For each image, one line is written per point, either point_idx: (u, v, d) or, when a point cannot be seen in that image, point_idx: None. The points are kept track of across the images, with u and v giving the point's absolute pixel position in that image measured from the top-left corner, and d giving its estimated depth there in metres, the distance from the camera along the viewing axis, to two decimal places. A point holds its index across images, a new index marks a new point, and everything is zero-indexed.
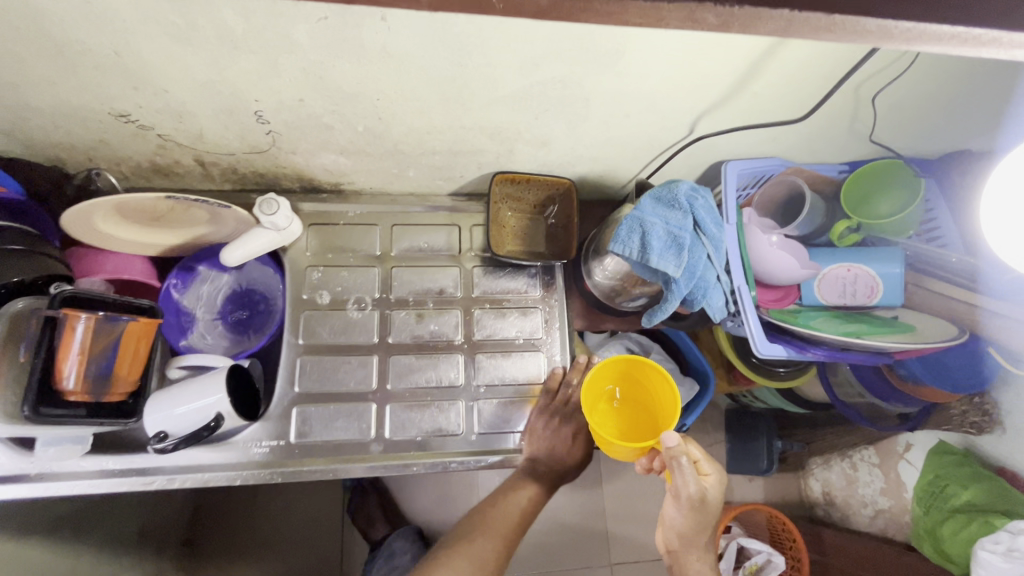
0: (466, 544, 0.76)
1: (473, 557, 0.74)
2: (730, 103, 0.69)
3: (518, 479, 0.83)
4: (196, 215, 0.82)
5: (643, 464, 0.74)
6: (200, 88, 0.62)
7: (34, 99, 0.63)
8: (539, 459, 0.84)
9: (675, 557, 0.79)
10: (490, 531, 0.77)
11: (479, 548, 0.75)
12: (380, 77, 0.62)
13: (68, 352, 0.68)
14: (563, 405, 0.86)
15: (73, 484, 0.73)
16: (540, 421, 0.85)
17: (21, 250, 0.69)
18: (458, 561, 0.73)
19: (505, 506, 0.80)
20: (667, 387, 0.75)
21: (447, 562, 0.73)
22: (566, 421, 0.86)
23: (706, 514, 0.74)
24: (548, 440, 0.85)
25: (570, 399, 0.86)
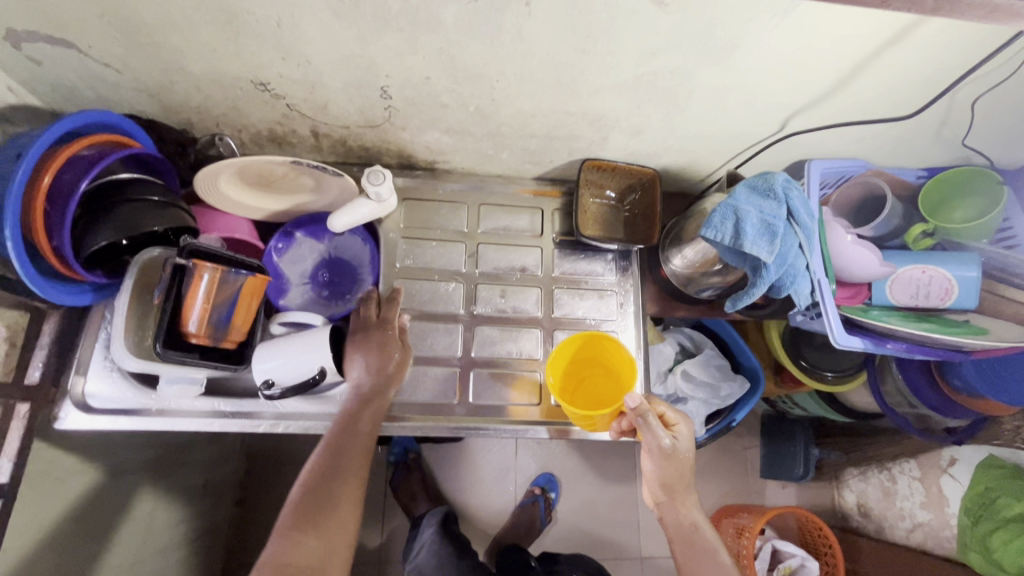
0: (319, 506, 0.73)
1: (329, 513, 0.73)
2: (826, 101, 0.73)
3: (352, 413, 0.79)
4: (304, 182, 0.88)
5: (615, 428, 0.79)
6: (340, 61, 0.68)
7: (190, 65, 0.70)
8: (374, 387, 0.81)
9: (665, 509, 0.81)
10: (341, 478, 0.75)
11: (335, 506, 0.73)
12: (505, 60, 0.67)
13: (195, 298, 0.75)
14: (370, 327, 0.84)
15: (187, 421, 0.80)
16: (356, 350, 0.82)
17: (159, 201, 0.75)
18: (321, 526, 0.71)
19: (348, 449, 0.77)
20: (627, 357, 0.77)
21: (308, 536, 0.70)
22: (376, 338, 0.83)
23: (680, 464, 0.79)
24: (372, 364, 0.81)
25: (381, 321, 0.85)
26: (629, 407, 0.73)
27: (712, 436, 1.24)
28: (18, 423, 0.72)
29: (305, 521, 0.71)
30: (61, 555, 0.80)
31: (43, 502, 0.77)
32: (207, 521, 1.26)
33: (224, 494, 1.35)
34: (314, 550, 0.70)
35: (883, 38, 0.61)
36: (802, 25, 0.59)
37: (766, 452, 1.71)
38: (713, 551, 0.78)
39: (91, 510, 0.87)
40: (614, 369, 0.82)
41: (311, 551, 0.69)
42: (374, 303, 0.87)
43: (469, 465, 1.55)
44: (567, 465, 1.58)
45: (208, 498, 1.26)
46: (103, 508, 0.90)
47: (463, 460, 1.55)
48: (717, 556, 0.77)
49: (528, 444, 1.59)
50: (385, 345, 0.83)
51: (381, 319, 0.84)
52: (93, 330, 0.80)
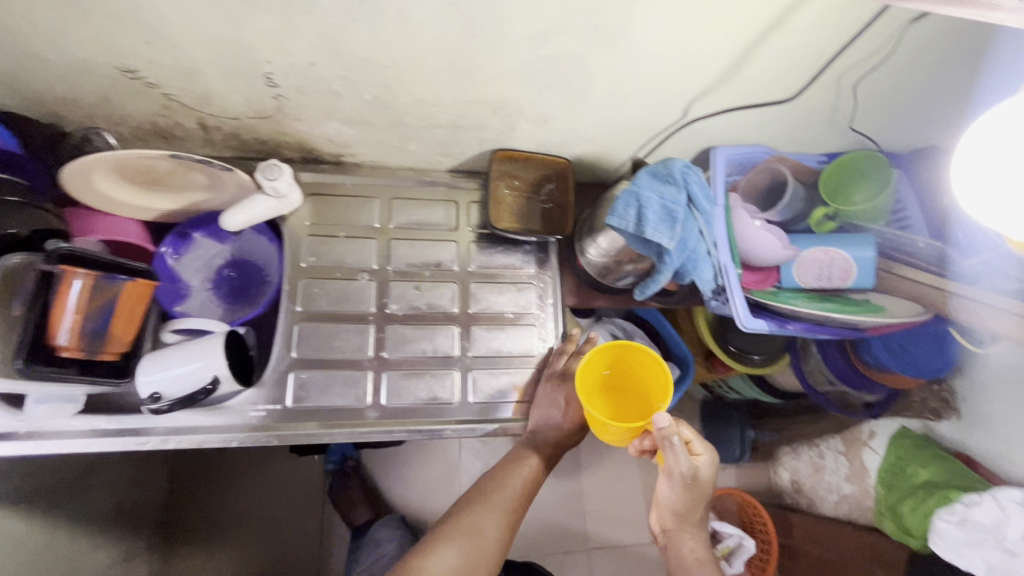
0: (465, 523, 0.78)
1: (475, 533, 0.77)
2: (722, 86, 0.74)
3: (519, 453, 0.85)
4: (195, 180, 0.82)
5: (636, 447, 0.75)
6: (213, 45, 0.63)
7: (41, 49, 0.63)
8: (539, 431, 0.85)
9: (671, 536, 0.84)
10: (493, 506, 0.80)
11: (479, 527, 0.78)
12: (393, 44, 0.64)
13: (62, 310, 0.68)
14: (564, 372, 0.86)
15: (65, 443, 0.73)
16: (545, 394, 0.85)
17: (15, 200, 0.67)
18: (460, 540, 0.76)
19: (505, 482, 0.83)
20: (660, 373, 0.75)
21: (445, 547, 0.76)
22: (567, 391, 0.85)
23: (697, 493, 0.78)
24: (546, 411, 0.85)
25: (570, 368, 0.86)
26: (656, 427, 0.69)
27: None
28: None
29: (450, 533, 0.77)
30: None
31: None
32: (122, 550, 1.17)
33: (143, 519, 1.26)
34: (453, 560, 0.75)
35: (765, 21, 0.62)
36: (686, 9, 0.59)
37: (705, 437, 1.75)
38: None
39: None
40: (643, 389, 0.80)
41: (447, 560, 0.75)
42: (571, 351, 0.88)
43: (410, 469, 1.51)
44: None
45: (122, 525, 1.17)
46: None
47: (403, 464, 1.51)
48: None
49: (471, 444, 1.56)
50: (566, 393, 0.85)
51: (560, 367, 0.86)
52: None
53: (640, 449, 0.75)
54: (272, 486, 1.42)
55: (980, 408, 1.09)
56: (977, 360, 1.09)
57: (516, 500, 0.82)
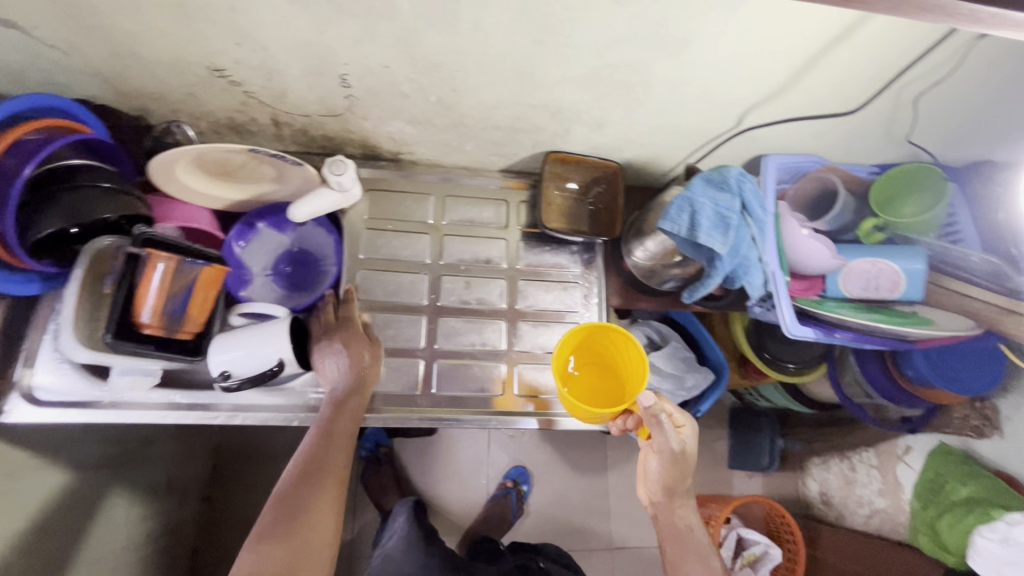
0: (295, 508, 0.68)
1: (315, 517, 0.68)
2: (779, 96, 0.75)
3: (330, 416, 0.77)
4: (265, 172, 0.87)
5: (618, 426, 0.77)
6: (297, 48, 0.67)
7: (140, 48, 0.68)
8: (344, 390, 0.79)
9: (660, 510, 0.83)
10: (325, 479, 0.72)
11: (317, 505, 0.69)
12: (464, 50, 0.67)
13: (148, 287, 0.73)
14: (337, 326, 0.84)
15: (142, 414, 0.78)
16: (326, 351, 0.81)
17: (110, 187, 0.72)
18: (301, 528, 0.67)
19: (330, 453, 0.74)
20: (634, 351, 0.76)
21: (283, 541, 0.65)
22: (342, 337, 0.82)
23: (685, 466, 0.80)
24: (335, 367, 0.81)
25: (348, 319, 0.85)
26: (643, 407, 0.71)
27: None
28: None
29: (272, 524, 0.66)
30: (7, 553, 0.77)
31: None
32: (173, 519, 1.23)
33: (190, 491, 1.32)
34: (286, 555, 0.65)
35: (829, 34, 0.63)
36: (752, 20, 0.61)
37: (733, 444, 1.74)
38: (705, 554, 0.80)
39: (42, 509, 0.85)
40: (616, 365, 0.81)
41: (278, 556, 0.64)
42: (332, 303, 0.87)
43: (440, 458, 1.55)
44: (538, 458, 1.59)
45: (172, 496, 1.23)
46: (54, 506, 0.87)
47: (434, 453, 1.55)
48: (709, 559, 0.79)
49: (500, 437, 1.60)
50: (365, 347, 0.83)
51: (345, 318, 0.85)
52: (42, 322, 0.77)
53: (623, 427, 0.77)
54: None
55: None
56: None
57: (344, 461, 0.75)
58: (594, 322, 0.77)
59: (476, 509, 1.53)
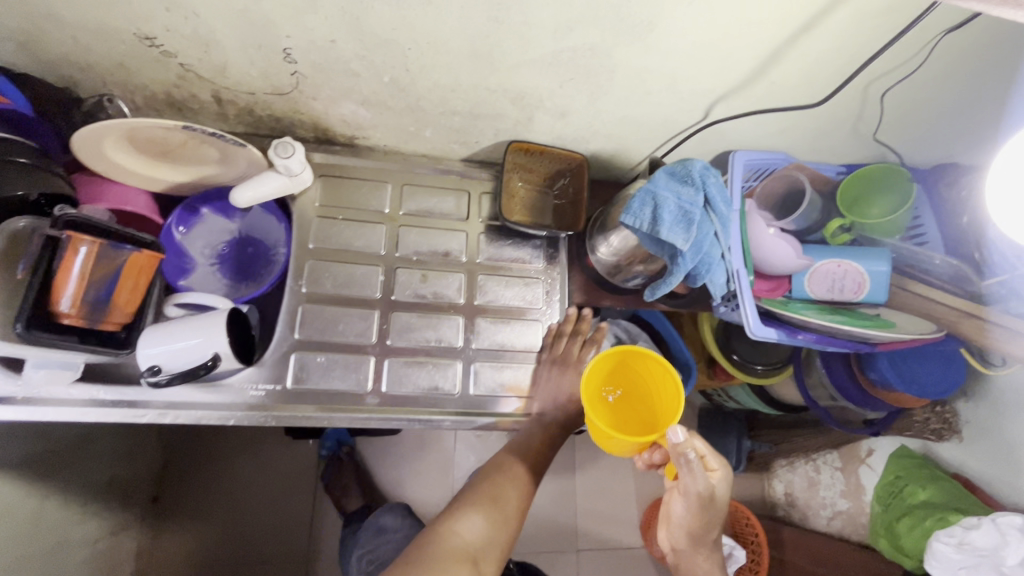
0: (485, 490, 0.76)
1: (499, 501, 0.75)
2: (746, 88, 0.72)
3: (529, 425, 0.84)
4: (207, 153, 0.81)
5: (644, 460, 0.70)
6: (234, 17, 0.62)
7: (57, 9, 0.62)
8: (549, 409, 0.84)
9: (682, 556, 0.81)
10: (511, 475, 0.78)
11: (501, 493, 0.75)
12: (416, 25, 0.62)
13: (68, 273, 0.67)
14: (565, 356, 0.87)
15: (59, 411, 0.72)
16: (548, 377, 0.86)
17: (25, 163, 0.67)
18: (481, 507, 0.73)
19: (520, 452, 0.81)
20: (670, 381, 0.70)
21: (470, 515, 0.72)
22: (570, 372, 0.85)
23: (713, 513, 0.74)
24: (554, 391, 0.84)
25: (573, 353, 0.87)
26: (671, 442, 0.65)
27: None
28: None
29: (475, 502, 0.74)
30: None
31: None
32: (112, 522, 1.17)
33: (133, 492, 1.26)
34: (479, 531, 0.71)
35: (796, 23, 0.61)
36: (718, 4, 0.58)
37: None
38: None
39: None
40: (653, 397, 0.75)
41: (474, 530, 0.71)
42: (572, 333, 0.88)
43: (403, 458, 1.50)
44: None
45: (111, 498, 1.17)
46: None
47: (396, 453, 1.50)
48: None
49: (466, 437, 1.55)
50: (571, 375, 0.86)
51: (574, 354, 0.87)
52: None
53: (649, 463, 0.70)
54: (265, 468, 1.41)
55: (983, 430, 1.08)
56: (982, 383, 1.08)
57: (536, 466, 0.80)
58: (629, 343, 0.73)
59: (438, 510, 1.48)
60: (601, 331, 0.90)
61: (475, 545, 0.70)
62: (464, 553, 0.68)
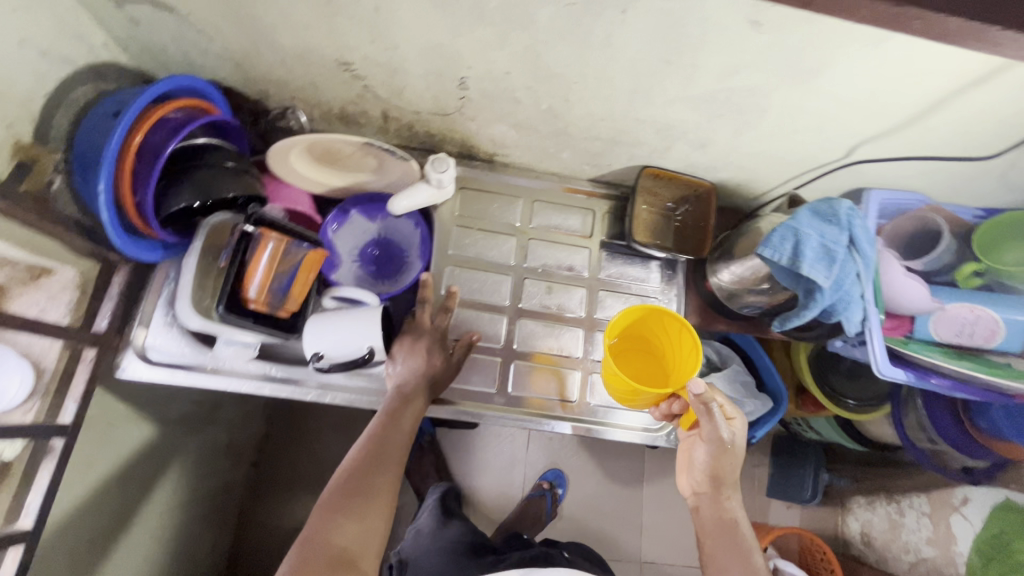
0: (355, 489, 0.70)
1: (373, 497, 0.70)
2: (899, 132, 0.73)
3: (393, 408, 0.78)
4: (367, 163, 0.90)
5: (661, 410, 0.76)
6: (427, 50, 0.69)
7: (278, 38, 0.71)
8: (409, 382, 0.81)
9: (704, 501, 0.79)
10: (385, 464, 0.73)
11: (376, 489, 0.71)
12: (589, 63, 0.68)
13: (257, 264, 0.76)
14: (417, 326, 0.86)
15: (239, 382, 0.82)
16: (401, 350, 0.84)
17: (233, 167, 0.76)
18: (354, 509, 0.68)
19: (390, 438, 0.75)
20: (688, 340, 0.73)
21: (343, 521, 0.67)
22: (423, 339, 0.84)
23: (733, 458, 0.76)
24: (409, 363, 0.82)
25: (422, 320, 0.86)
26: (693, 393, 0.70)
27: None
28: (83, 367, 0.75)
29: (345, 504, 0.68)
30: (93, 498, 0.82)
31: (90, 447, 0.80)
32: (227, 481, 1.30)
33: (243, 455, 1.38)
34: (351, 535, 0.66)
35: (969, 76, 0.62)
36: (892, 56, 0.60)
37: (775, 472, 1.71)
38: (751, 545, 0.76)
39: (127, 459, 0.90)
40: (662, 353, 0.79)
41: (347, 535, 0.66)
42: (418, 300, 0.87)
43: (481, 453, 1.57)
44: (576, 463, 1.60)
45: (229, 459, 1.29)
46: (137, 456, 0.92)
47: (475, 447, 1.57)
48: (751, 557, 0.72)
49: (541, 438, 1.61)
50: (423, 343, 0.85)
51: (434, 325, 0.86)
52: (158, 287, 0.82)
53: (666, 412, 0.76)
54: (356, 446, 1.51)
55: None
56: None
57: (403, 451, 0.76)
58: (656, 305, 0.73)
59: (511, 505, 1.54)
60: (450, 297, 0.88)
61: (350, 550, 0.66)
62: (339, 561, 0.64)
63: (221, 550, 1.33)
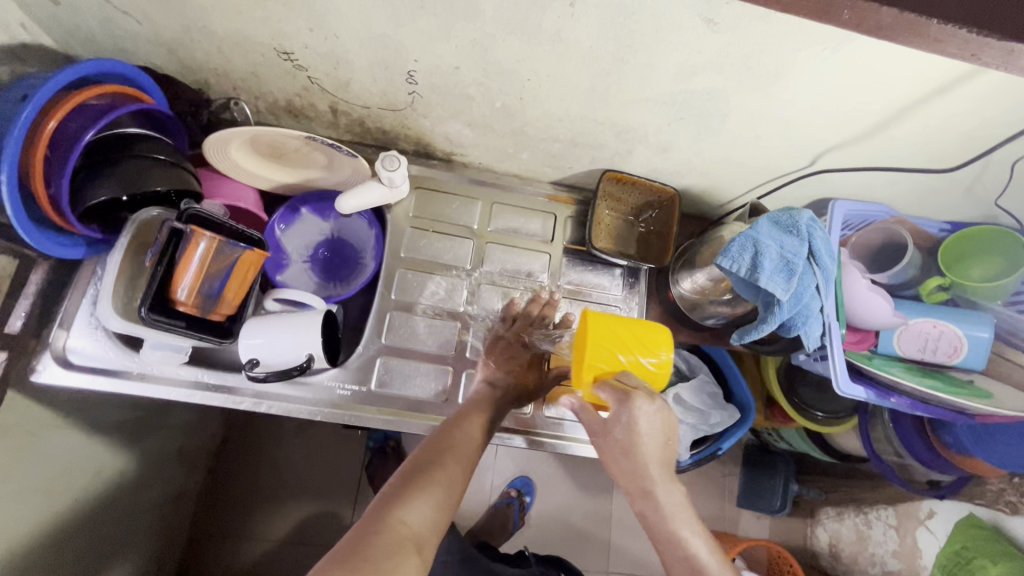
0: (434, 467, 0.67)
1: (446, 484, 0.66)
2: (861, 141, 0.71)
3: (477, 405, 0.77)
4: (316, 159, 0.86)
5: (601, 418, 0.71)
6: (370, 40, 0.65)
7: (211, 24, 0.67)
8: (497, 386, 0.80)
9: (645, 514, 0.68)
10: (461, 451, 0.70)
11: (452, 474, 0.67)
12: (542, 60, 0.64)
13: (186, 263, 0.71)
14: (524, 336, 0.86)
15: (168, 389, 0.77)
16: (497, 353, 0.84)
17: (166, 160, 0.71)
18: (433, 488, 0.64)
19: (467, 429, 0.73)
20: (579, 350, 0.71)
21: (417, 501, 0.62)
22: (519, 347, 0.85)
23: (639, 453, 0.67)
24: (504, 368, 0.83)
25: (533, 334, 0.86)
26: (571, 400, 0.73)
27: (697, 462, 1.24)
28: None
29: (421, 484, 0.64)
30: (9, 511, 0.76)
31: (6, 458, 0.74)
32: (177, 488, 1.23)
33: (198, 461, 1.32)
34: (426, 521, 0.62)
35: (931, 85, 0.59)
36: (853, 61, 0.57)
37: (745, 482, 1.69)
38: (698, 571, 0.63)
39: (54, 469, 0.84)
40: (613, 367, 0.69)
41: (424, 516, 0.62)
42: (539, 316, 0.86)
43: None
44: (544, 471, 1.56)
45: (181, 465, 1.23)
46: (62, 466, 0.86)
47: None
48: None
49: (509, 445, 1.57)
50: (516, 349, 0.85)
51: (529, 332, 0.86)
52: (82, 286, 0.76)
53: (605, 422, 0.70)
54: (315, 452, 1.45)
55: None
56: None
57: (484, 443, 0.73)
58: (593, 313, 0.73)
59: (475, 514, 1.50)
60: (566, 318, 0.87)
61: (423, 533, 0.61)
62: (412, 541, 0.59)
63: (170, 561, 1.26)
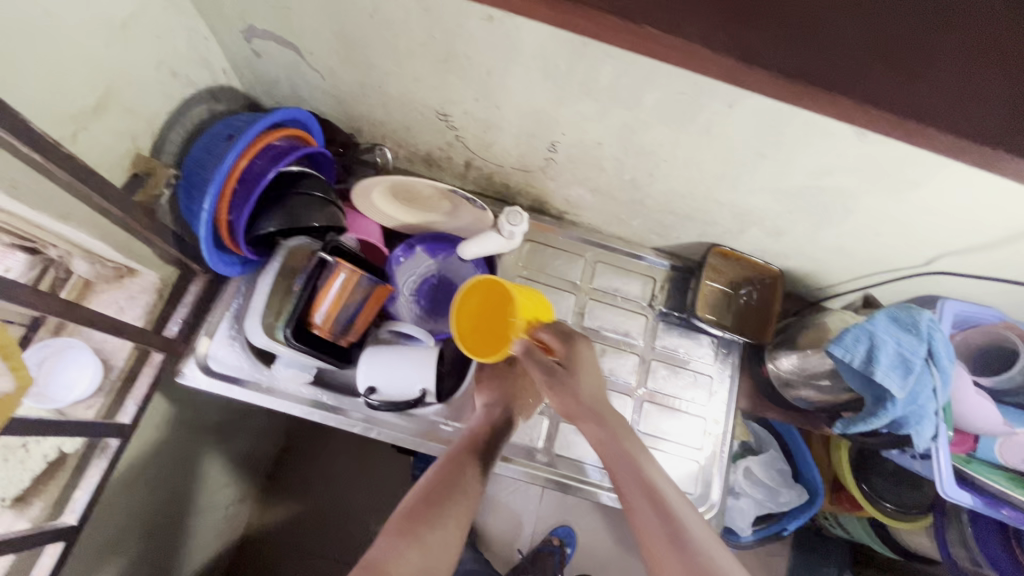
0: (431, 513, 0.68)
1: (439, 526, 0.67)
2: (986, 250, 0.72)
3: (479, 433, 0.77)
4: (442, 205, 0.92)
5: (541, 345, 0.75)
6: (527, 113, 0.72)
7: (386, 86, 0.75)
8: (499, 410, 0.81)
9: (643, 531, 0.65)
10: (458, 487, 0.70)
11: (446, 515, 0.68)
12: (682, 145, 0.69)
13: (327, 293, 0.78)
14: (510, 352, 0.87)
15: (288, 404, 0.83)
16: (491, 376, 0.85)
17: (322, 197, 0.77)
18: (427, 534, 0.66)
19: (466, 461, 0.73)
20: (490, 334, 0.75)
21: (410, 546, 0.64)
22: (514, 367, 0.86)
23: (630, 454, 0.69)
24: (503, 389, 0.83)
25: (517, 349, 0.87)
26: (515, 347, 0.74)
27: (758, 538, 1.24)
28: (149, 371, 0.78)
29: (415, 528, 0.66)
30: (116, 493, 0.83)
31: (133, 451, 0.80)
32: (242, 492, 1.28)
33: (261, 468, 1.37)
34: (416, 566, 0.63)
35: None
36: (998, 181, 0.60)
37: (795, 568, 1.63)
38: None
39: (156, 459, 0.90)
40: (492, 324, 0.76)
41: (414, 562, 0.64)
42: None
43: None
44: None
45: (250, 466, 1.29)
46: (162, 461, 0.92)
47: None
48: None
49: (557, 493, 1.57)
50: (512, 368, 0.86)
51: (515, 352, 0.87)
52: (227, 299, 0.83)
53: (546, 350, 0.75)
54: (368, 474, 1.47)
55: None
56: None
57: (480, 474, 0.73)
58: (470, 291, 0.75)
59: None
60: None
61: None
62: None
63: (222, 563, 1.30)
